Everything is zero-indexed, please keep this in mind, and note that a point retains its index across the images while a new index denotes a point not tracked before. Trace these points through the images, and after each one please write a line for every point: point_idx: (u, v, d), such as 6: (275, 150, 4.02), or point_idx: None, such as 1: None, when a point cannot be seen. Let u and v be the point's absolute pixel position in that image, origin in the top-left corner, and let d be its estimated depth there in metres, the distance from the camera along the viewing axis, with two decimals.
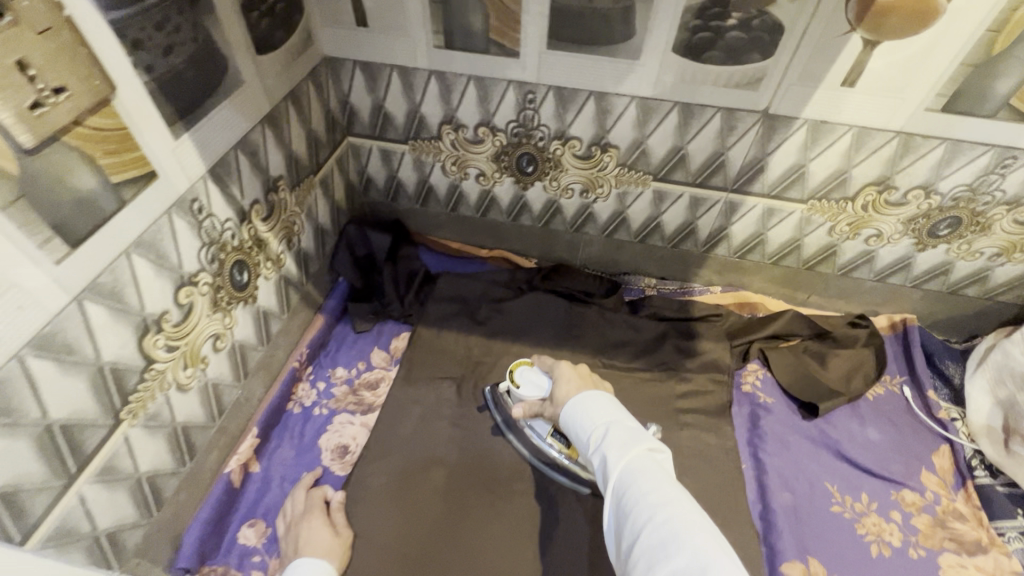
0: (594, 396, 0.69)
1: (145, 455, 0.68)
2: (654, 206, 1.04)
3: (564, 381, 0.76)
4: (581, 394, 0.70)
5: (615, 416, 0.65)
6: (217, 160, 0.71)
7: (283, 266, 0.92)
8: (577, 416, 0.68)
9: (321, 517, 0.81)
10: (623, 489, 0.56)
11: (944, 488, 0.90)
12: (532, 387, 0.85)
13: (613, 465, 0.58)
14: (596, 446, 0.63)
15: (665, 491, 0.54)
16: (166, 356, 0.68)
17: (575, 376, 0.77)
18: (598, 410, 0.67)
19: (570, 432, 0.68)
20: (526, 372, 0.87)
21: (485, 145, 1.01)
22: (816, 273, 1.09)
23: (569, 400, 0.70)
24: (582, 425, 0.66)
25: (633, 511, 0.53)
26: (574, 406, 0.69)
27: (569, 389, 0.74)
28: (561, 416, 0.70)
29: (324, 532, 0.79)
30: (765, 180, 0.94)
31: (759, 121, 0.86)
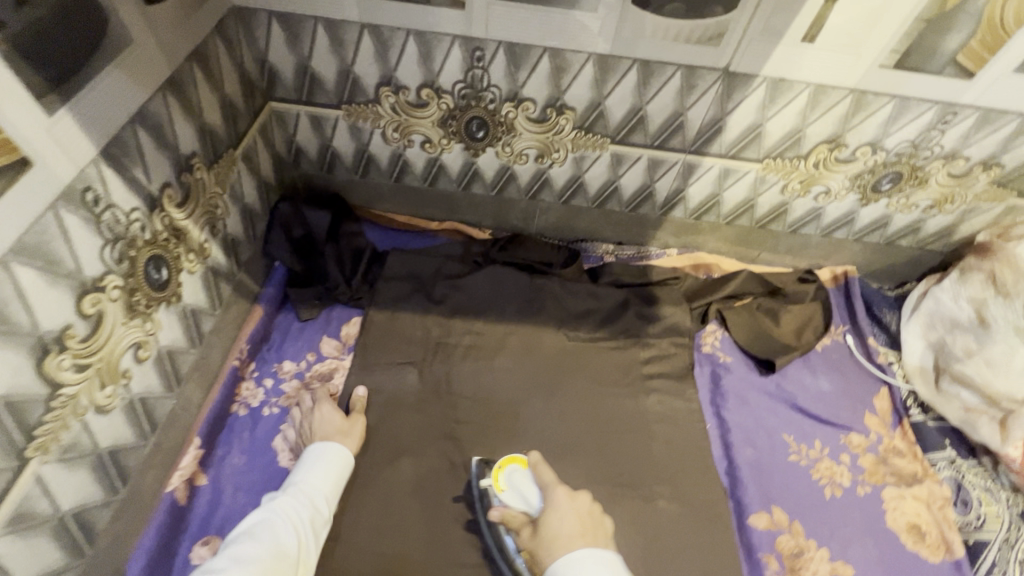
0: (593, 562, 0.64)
1: (65, 494, 0.58)
2: (611, 171, 1.00)
3: (556, 519, 0.70)
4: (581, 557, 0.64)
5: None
6: (110, 138, 0.59)
7: (209, 257, 0.81)
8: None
9: (328, 406, 0.87)
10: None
11: (884, 428, 0.97)
12: (519, 497, 0.77)
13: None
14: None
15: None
16: (76, 378, 0.58)
17: (573, 518, 0.70)
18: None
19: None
20: (517, 477, 0.79)
21: (430, 109, 0.92)
22: (768, 231, 1.11)
23: (563, 560, 0.65)
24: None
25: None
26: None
27: (564, 525, 0.69)
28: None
29: (334, 421, 0.85)
30: (723, 141, 0.92)
31: (719, 79, 0.83)
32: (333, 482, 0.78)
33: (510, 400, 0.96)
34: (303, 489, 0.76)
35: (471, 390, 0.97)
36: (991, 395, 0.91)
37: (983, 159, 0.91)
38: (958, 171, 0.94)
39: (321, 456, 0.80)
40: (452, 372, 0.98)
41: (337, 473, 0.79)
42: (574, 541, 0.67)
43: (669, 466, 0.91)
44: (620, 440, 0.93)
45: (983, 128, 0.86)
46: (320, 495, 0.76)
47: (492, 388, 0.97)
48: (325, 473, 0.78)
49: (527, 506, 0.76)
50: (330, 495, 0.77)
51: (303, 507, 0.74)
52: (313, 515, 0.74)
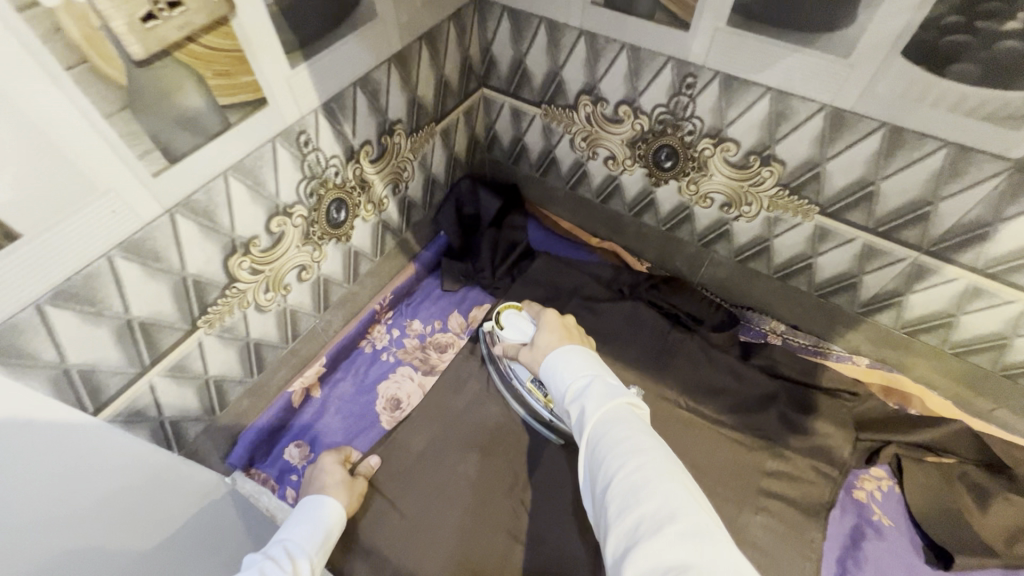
0: (572, 350, 0.63)
1: (214, 362, 0.72)
2: (809, 243, 0.83)
3: (545, 331, 0.70)
4: (564, 348, 0.64)
5: (597, 370, 0.59)
6: (333, 95, 0.69)
7: (384, 211, 0.91)
8: (556, 368, 0.61)
9: (338, 456, 0.84)
10: (597, 437, 0.51)
11: None
12: (516, 331, 0.78)
13: (588, 413, 0.54)
14: (571, 398, 0.57)
15: (645, 446, 0.49)
16: (249, 278, 0.70)
17: (558, 328, 0.70)
18: (580, 361, 0.61)
19: (546, 379, 0.63)
20: (512, 315, 0.80)
21: (623, 126, 0.88)
22: (1018, 384, 0.81)
23: (551, 355, 0.63)
24: (562, 373, 0.60)
25: (605, 462, 0.49)
26: (557, 357, 0.62)
27: (551, 340, 0.68)
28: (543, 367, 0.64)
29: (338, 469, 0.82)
30: (983, 252, 0.69)
31: (1004, 172, 0.61)
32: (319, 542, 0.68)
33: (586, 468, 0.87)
34: (287, 546, 0.65)
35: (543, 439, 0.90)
36: None
37: None
38: None
39: (308, 513, 0.72)
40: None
41: (324, 536, 0.70)
42: (560, 345, 0.66)
43: None
44: None
45: None
46: (302, 551, 0.65)
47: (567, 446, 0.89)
48: (313, 530, 0.69)
49: (523, 332, 0.77)
50: (314, 560, 0.66)
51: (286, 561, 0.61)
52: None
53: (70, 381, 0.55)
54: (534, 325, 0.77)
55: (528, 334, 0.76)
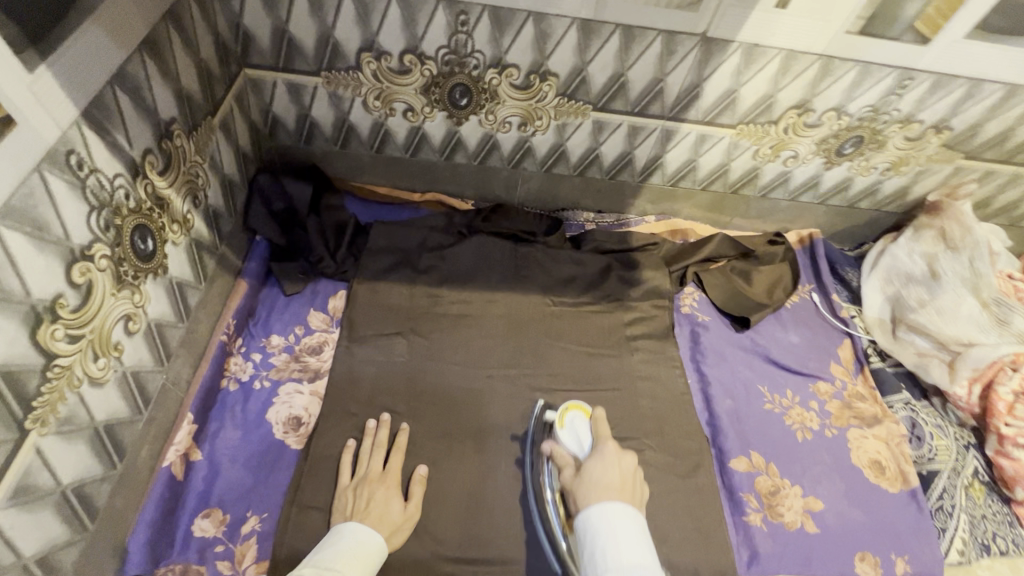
0: (622, 513, 0.65)
1: (64, 468, 0.57)
2: (593, 137, 1.02)
3: (601, 465, 0.73)
4: (621, 509, 0.65)
5: (638, 561, 0.60)
6: (90, 100, 0.56)
7: (192, 228, 0.79)
8: (599, 542, 0.63)
9: (393, 487, 0.79)
10: None
11: (848, 375, 1.05)
12: (573, 441, 0.82)
13: None
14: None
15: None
16: (69, 349, 0.56)
17: (615, 468, 0.72)
18: (626, 546, 0.62)
19: (584, 545, 0.64)
20: (578, 424, 0.85)
21: (413, 75, 0.91)
22: (740, 196, 1.16)
23: (601, 509, 0.65)
24: (604, 549, 0.62)
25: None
26: (602, 526, 0.64)
27: (603, 475, 0.71)
28: (581, 530, 0.66)
29: (395, 507, 0.77)
30: (699, 107, 0.96)
31: (698, 45, 0.85)
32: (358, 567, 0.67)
33: (498, 392, 0.95)
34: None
35: (449, 394, 0.94)
36: (941, 339, 1.02)
37: (935, 123, 0.98)
38: (913, 133, 1.00)
39: (353, 536, 0.71)
40: (440, 364, 0.97)
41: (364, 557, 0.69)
42: (611, 496, 0.68)
43: (653, 420, 0.95)
44: (609, 399, 0.97)
45: (936, 93, 0.92)
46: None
47: (471, 383, 0.96)
48: (352, 554, 0.68)
49: (578, 449, 0.81)
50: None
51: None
52: None
53: None
54: (589, 448, 0.80)
55: (581, 455, 0.80)
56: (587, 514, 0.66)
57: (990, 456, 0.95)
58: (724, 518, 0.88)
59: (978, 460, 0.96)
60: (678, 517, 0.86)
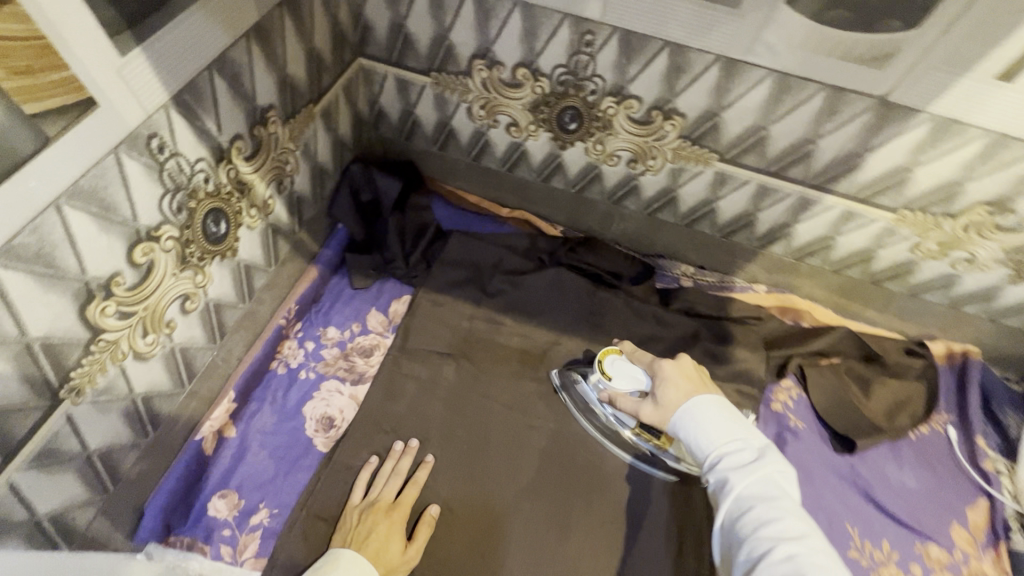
0: (702, 403, 0.63)
1: (93, 435, 0.59)
2: (711, 189, 0.88)
3: (669, 385, 0.68)
4: (702, 400, 0.63)
5: (733, 432, 0.60)
6: (183, 85, 0.55)
7: (271, 213, 0.79)
8: (691, 429, 0.62)
9: (398, 520, 0.74)
10: (739, 519, 0.53)
11: (973, 546, 0.82)
12: (626, 379, 0.74)
13: (729, 492, 0.54)
14: (711, 470, 0.58)
15: (779, 514, 0.51)
16: (118, 324, 0.57)
17: (683, 381, 0.68)
18: (717, 424, 0.60)
19: (680, 438, 0.63)
20: (619, 362, 0.76)
21: (523, 90, 0.83)
22: (880, 288, 0.95)
23: (683, 405, 0.64)
24: (700, 435, 0.60)
25: (748, 539, 0.51)
26: (691, 414, 0.62)
27: (681, 396, 0.66)
28: (672, 423, 0.65)
29: (395, 545, 0.72)
30: (854, 180, 0.78)
31: (871, 109, 0.68)
32: None
33: (535, 445, 0.86)
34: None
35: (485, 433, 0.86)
36: None
37: None
38: None
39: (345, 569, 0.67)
40: (485, 397, 0.90)
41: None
42: (690, 396, 0.65)
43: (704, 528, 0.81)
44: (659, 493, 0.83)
45: None
46: None
47: (511, 427, 0.87)
48: None
49: (638, 383, 0.74)
50: None
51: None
52: None
53: None
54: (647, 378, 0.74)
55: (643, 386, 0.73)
56: (676, 415, 0.65)
57: None
58: None
59: None
60: None
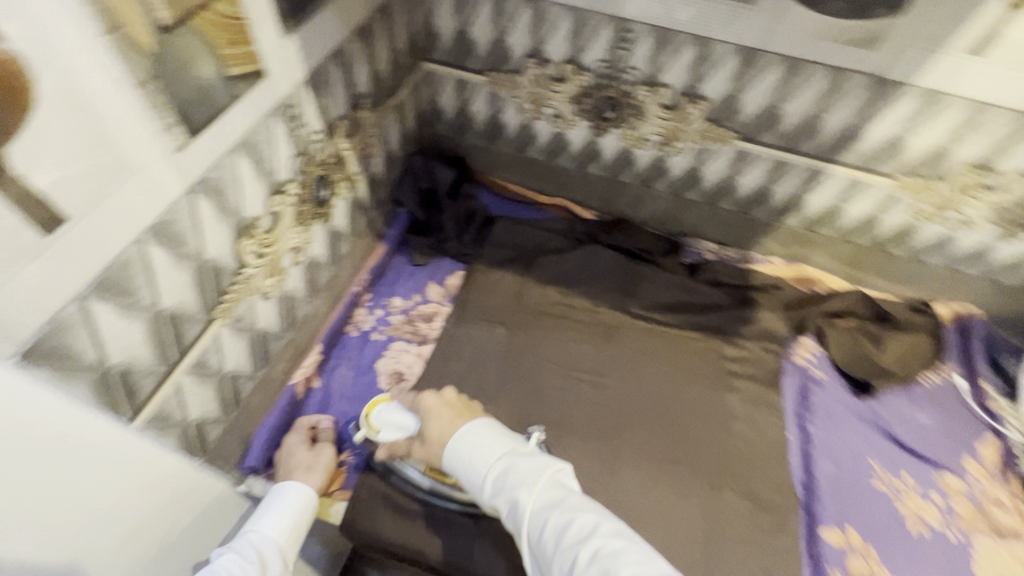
0: (468, 429, 0.66)
1: (229, 358, 0.70)
2: (732, 166, 1.01)
3: (433, 416, 0.69)
4: (469, 428, 0.66)
5: (506, 448, 0.64)
6: (315, 68, 0.69)
7: (356, 189, 0.92)
8: (466, 459, 0.64)
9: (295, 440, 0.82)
10: (539, 529, 0.58)
11: (986, 476, 0.91)
12: (395, 427, 0.74)
13: (524, 512, 0.59)
14: (498, 498, 0.61)
15: (570, 516, 0.58)
16: (255, 262, 0.69)
17: (447, 410, 0.69)
18: (489, 447, 0.64)
19: (456, 473, 0.65)
20: (386, 411, 0.76)
21: (567, 84, 0.98)
22: (887, 253, 1.07)
23: (457, 435, 0.65)
24: (474, 466, 0.63)
25: (557, 552, 0.56)
26: (461, 447, 0.64)
27: (443, 423, 0.67)
28: (444, 458, 0.66)
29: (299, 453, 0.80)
30: (857, 149, 0.91)
31: (866, 85, 0.82)
32: (287, 529, 0.66)
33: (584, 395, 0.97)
34: (250, 539, 0.63)
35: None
36: None
37: None
38: None
39: (277, 501, 0.69)
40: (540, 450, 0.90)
41: (294, 520, 0.68)
42: (454, 426, 0.67)
43: (741, 461, 0.92)
44: (690, 428, 0.95)
45: None
46: (271, 546, 0.63)
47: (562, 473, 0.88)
48: (285, 521, 0.67)
49: (404, 426, 0.74)
50: (284, 547, 0.64)
51: (251, 561, 0.59)
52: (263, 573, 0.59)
53: (110, 382, 0.52)
54: (411, 419, 0.73)
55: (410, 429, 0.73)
56: (447, 449, 0.66)
57: None
58: None
59: None
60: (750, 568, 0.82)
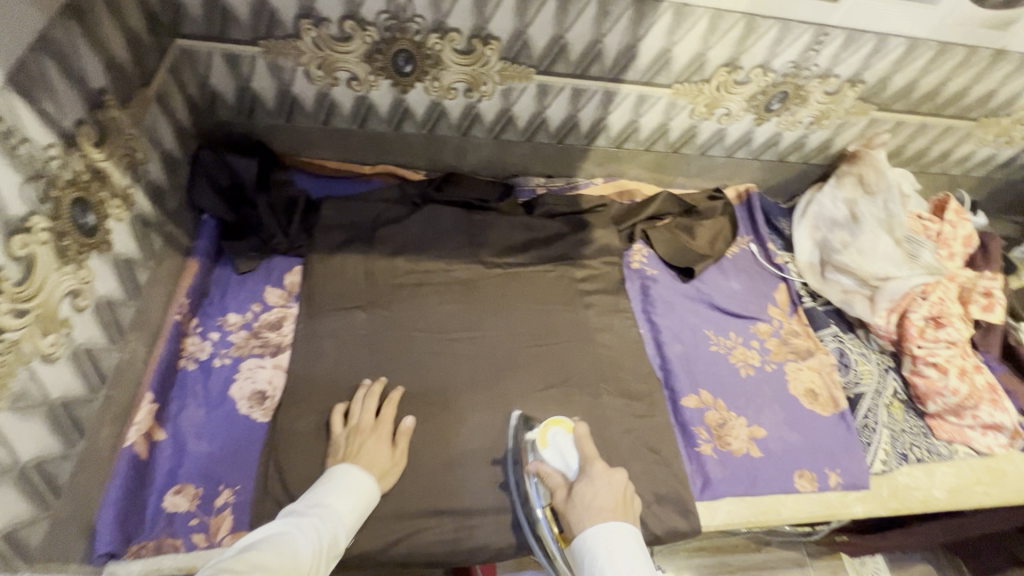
0: (618, 529, 0.67)
1: (22, 445, 0.57)
2: (538, 101, 1.05)
3: (599, 486, 0.74)
4: (617, 527, 0.68)
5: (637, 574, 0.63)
6: (17, 66, 0.54)
7: (135, 203, 0.77)
8: (596, 553, 0.65)
9: (387, 434, 0.85)
10: None
11: (784, 315, 1.14)
12: (558, 460, 0.82)
13: None
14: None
15: None
16: (17, 324, 0.55)
17: (613, 496, 0.72)
18: (623, 564, 0.64)
19: (582, 564, 0.66)
20: (559, 438, 0.85)
21: (354, 42, 0.91)
22: (681, 154, 1.22)
23: (597, 529, 0.67)
24: (601, 564, 0.64)
25: None
26: (597, 542, 0.66)
27: (601, 501, 0.72)
28: (576, 543, 0.68)
29: (384, 452, 0.83)
30: (637, 67, 1.00)
31: (630, 6, 0.90)
32: (352, 507, 0.74)
33: (461, 352, 0.99)
34: (326, 512, 0.71)
35: (433, 461, 0.88)
36: (862, 276, 1.10)
37: (849, 77, 1.06)
38: (832, 88, 1.08)
39: (345, 477, 0.78)
40: (436, 417, 0.92)
41: (360, 500, 0.76)
42: (608, 517, 0.69)
43: (610, 366, 1.02)
44: (559, 350, 1.02)
45: (850, 48, 1.01)
46: (342, 525, 0.71)
47: (465, 435, 0.91)
48: (351, 498, 0.75)
49: (565, 465, 0.82)
50: (349, 525, 0.73)
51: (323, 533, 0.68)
52: (328, 544, 0.68)
53: None
54: (573, 467, 0.81)
55: (567, 472, 0.81)
56: (584, 537, 0.68)
57: (906, 377, 1.05)
58: (680, 451, 0.95)
59: (897, 382, 1.07)
60: (638, 450, 0.93)
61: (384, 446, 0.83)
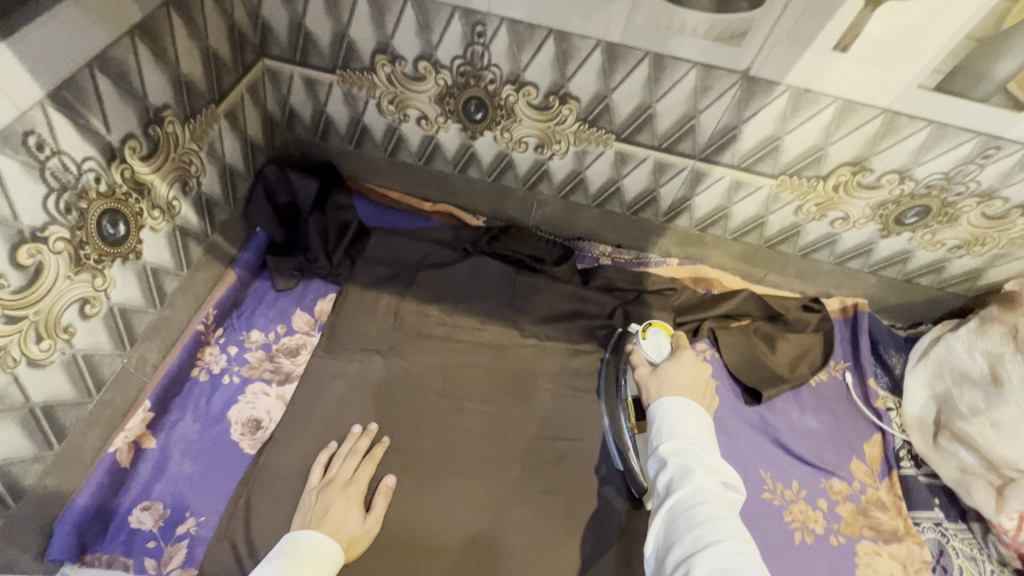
0: (691, 405, 0.69)
1: None
2: (614, 168, 0.93)
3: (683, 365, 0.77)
4: (686, 400, 0.70)
5: (704, 434, 0.66)
6: (62, 82, 0.55)
7: (177, 215, 0.78)
8: (669, 416, 0.68)
9: (357, 494, 0.77)
10: (685, 507, 0.58)
11: (871, 477, 0.91)
12: (653, 349, 0.86)
13: (681, 494, 0.59)
14: (673, 456, 0.63)
15: (731, 516, 0.56)
16: (5, 329, 0.56)
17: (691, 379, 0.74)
18: (693, 423, 0.66)
19: (654, 420, 0.69)
20: (659, 337, 0.88)
21: (427, 84, 0.87)
22: (777, 252, 1.03)
23: (675, 395, 0.70)
24: (670, 424, 0.67)
25: (695, 530, 0.55)
26: (673, 405, 0.69)
27: (680, 382, 0.74)
28: (653, 406, 0.71)
29: (353, 518, 0.75)
30: (736, 151, 0.85)
31: (737, 83, 0.76)
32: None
33: (470, 426, 0.90)
34: None
35: (403, 540, 0.79)
36: (992, 459, 0.84)
37: (1021, 202, 0.83)
38: (993, 211, 0.85)
39: (308, 544, 0.68)
40: (421, 490, 0.83)
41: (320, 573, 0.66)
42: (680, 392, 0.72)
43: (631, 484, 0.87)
44: (577, 451, 0.89)
45: None
46: None
47: (449, 516, 0.82)
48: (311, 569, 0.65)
49: (657, 356, 0.85)
50: None
51: None
52: None
53: None
54: (663, 357, 0.84)
55: (656, 358, 0.84)
56: (660, 400, 0.71)
57: None
58: None
59: None
60: None
61: (356, 510, 0.76)
